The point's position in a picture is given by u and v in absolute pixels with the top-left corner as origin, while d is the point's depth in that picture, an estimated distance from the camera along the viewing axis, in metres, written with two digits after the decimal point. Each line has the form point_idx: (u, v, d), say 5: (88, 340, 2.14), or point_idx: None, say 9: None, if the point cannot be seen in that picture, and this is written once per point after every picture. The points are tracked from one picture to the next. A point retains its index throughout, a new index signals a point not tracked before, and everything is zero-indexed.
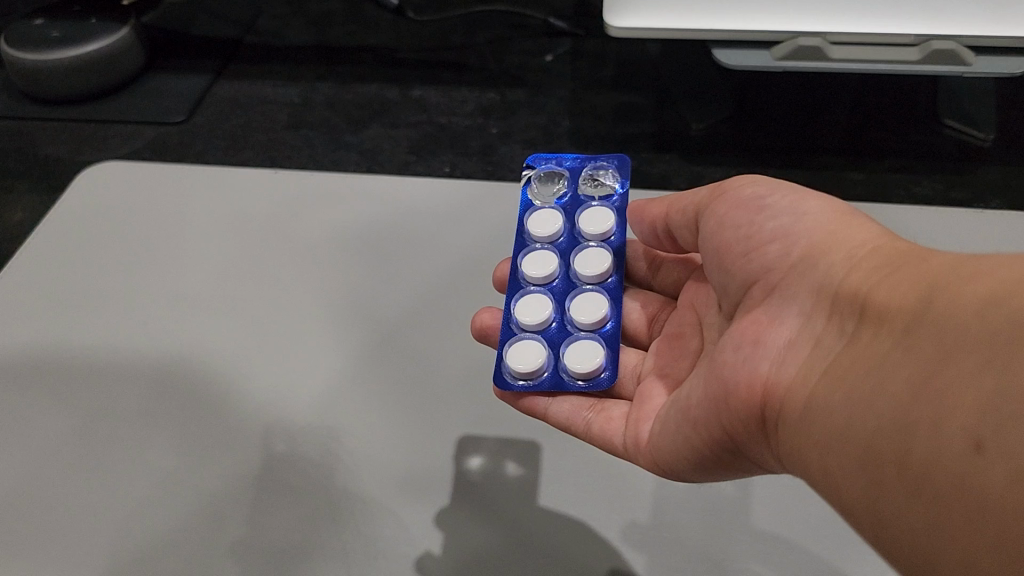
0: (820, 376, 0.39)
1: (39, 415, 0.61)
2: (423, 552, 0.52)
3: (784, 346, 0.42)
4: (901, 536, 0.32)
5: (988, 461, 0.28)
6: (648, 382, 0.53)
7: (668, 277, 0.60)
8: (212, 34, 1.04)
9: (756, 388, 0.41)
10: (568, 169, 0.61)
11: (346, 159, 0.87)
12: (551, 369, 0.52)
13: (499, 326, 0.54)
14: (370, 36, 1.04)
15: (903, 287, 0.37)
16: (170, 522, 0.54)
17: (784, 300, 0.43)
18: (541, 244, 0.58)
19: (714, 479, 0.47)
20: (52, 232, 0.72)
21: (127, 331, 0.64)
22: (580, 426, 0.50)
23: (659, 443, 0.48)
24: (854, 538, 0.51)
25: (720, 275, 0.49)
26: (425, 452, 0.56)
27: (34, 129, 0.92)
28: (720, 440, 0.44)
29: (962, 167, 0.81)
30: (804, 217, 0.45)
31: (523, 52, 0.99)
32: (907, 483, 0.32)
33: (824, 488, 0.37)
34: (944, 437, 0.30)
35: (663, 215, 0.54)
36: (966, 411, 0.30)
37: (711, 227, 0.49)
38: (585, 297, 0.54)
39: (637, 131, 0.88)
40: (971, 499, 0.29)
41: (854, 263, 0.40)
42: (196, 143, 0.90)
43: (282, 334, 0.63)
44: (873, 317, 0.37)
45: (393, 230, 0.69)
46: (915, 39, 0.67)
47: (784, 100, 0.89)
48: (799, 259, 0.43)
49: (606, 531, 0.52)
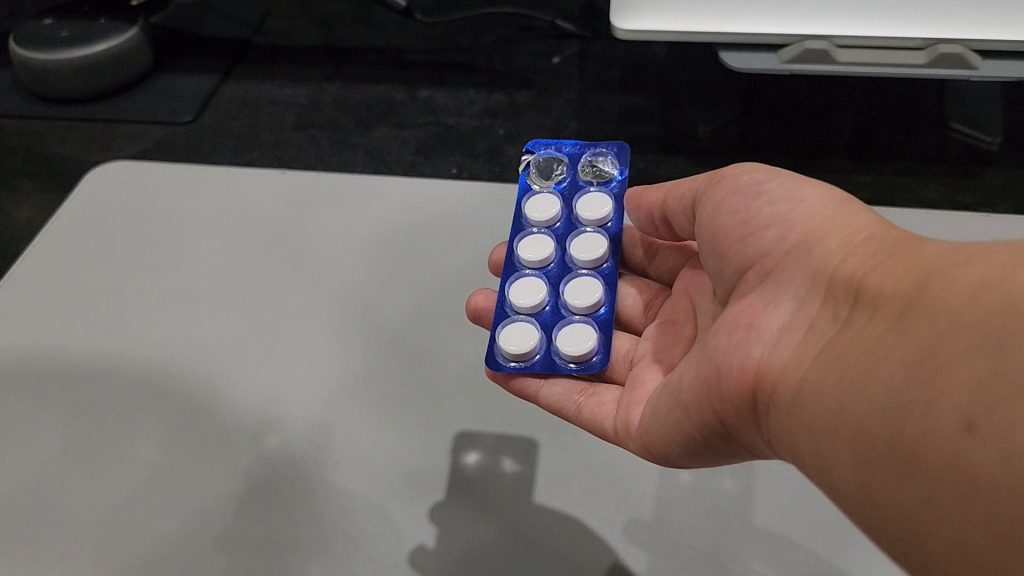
0: (812, 360, 0.38)
1: (46, 412, 0.61)
2: (418, 548, 0.52)
3: (778, 331, 0.41)
4: (896, 521, 0.31)
5: (983, 440, 0.28)
6: (641, 366, 0.53)
7: (663, 266, 0.60)
8: (220, 33, 1.04)
9: (748, 371, 0.41)
10: (568, 155, 0.61)
11: (354, 160, 0.88)
12: (543, 351, 0.53)
13: (493, 307, 0.55)
14: (378, 37, 1.04)
15: (899, 272, 0.36)
16: (175, 520, 0.55)
17: (778, 283, 0.42)
18: (539, 228, 0.58)
19: (703, 464, 0.47)
20: (60, 229, 0.73)
21: (134, 327, 0.65)
22: (571, 410, 0.51)
23: (649, 427, 0.48)
24: (856, 539, 0.51)
25: (715, 260, 0.48)
26: (423, 448, 0.56)
27: (42, 128, 0.93)
28: (710, 425, 0.43)
29: (968, 170, 0.81)
30: (802, 203, 0.45)
31: (530, 55, 1.00)
32: (900, 467, 0.31)
33: (816, 474, 0.36)
34: (937, 417, 0.30)
35: (661, 201, 0.54)
36: (961, 390, 0.29)
37: (708, 213, 0.49)
38: (579, 282, 0.54)
39: (643, 132, 0.88)
40: (965, 481, 0.28)
41: (850, 249, 0.40)
42: (203, 143, 0.90)
43: (289, 332, 0.63)
44: (867, 302, 0.37)
45: (399, 228, 0.70)
46: (922, 43, 0.67)
47: (790, 103, 0.89)
48: (795, 244, 0.43)
49: (606, 529, 0.52)
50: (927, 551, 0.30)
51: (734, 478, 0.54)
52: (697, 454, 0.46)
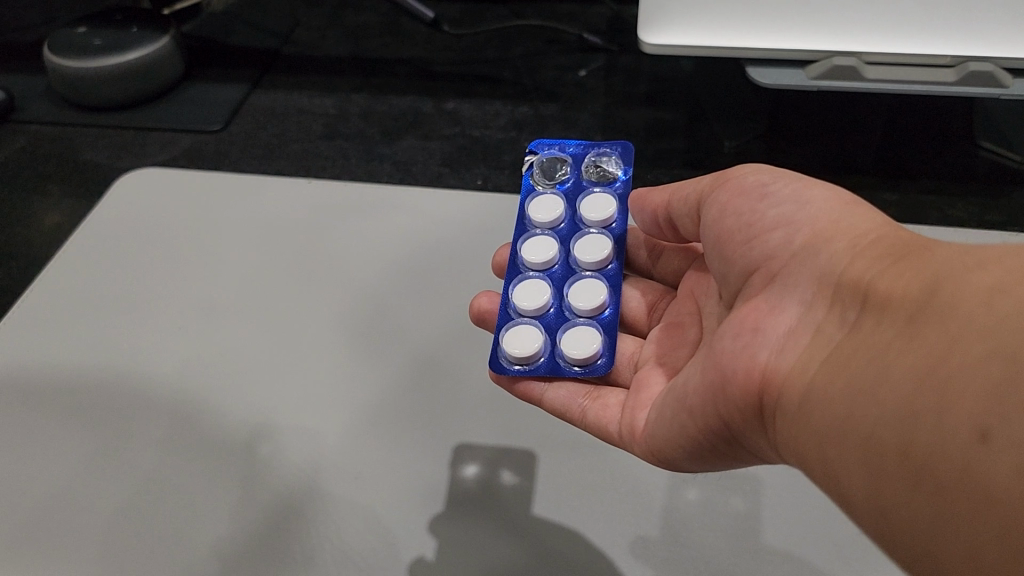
0: (820, 365, 0.37)
1: (73, 418, 0.61)
2: (423, 558, 0.52)
3: (785, 335, 0.40)
4: (903, 529, 0.31)
5: (998, 451, 0.28)
6: (646, 369, 0.52)
7: (668, 266, 0.60)
8: (249, 44, 1.05)
9: (753, 376, 0.40)
10: (571, 155, 0.62)
11: (380, 170, 0.88)
12: (547, 354, 0.53)
13: (496, 310, 0.55)
14: (406, 48, 1.05)
15: (907, 276, 0.36)
16: (199, 530, 0.54)
17: (784, 288, 0.42)
18: (542, 230, 0.58)
19: (708, 468, 0.47)
20: (93, 240, 0.74)
21: (162, 335, 0.66)
22: (576, 413, 0.51)
23: (654, 431, 0.47)
24: (880, 563, 0.50)
25: (720, 263, 0.48)
26: (429, 459, 0.57)
27: (74, 135, 0.94)
28: (715, 429, 0.43)
29: (998, 189, 0.80)
30: (807, 205, 0.44)
31: (557, 67, 1.00)
32: (909, 475, 0.31)
33: (821, 479, 0.36)
34: (950, 425, 0.30)
35: (665, 203, 0.53)
36: (974, 397, 0.29)
37: (713, 215, 0.48)
38: (584, 284, 0.54)
39: (668, 147, 0.88)
40: (978, 492, 0.28)
41: (857, 252, 0.39)
42: (231, 152, 0.91)
43: (313, 341, 0.64)
44: (875, 307, 0.36)
45: (424, 243, 0.70)
46: (951, 60, 0.67)
47: (819, 121, 0.88)
48: (801, 247, 0.42)
49: (627, 548, 0.51)
50: (937, 561, 0.30)
51: (756, 499, 0.53)
52: (701, 458, 0.45)
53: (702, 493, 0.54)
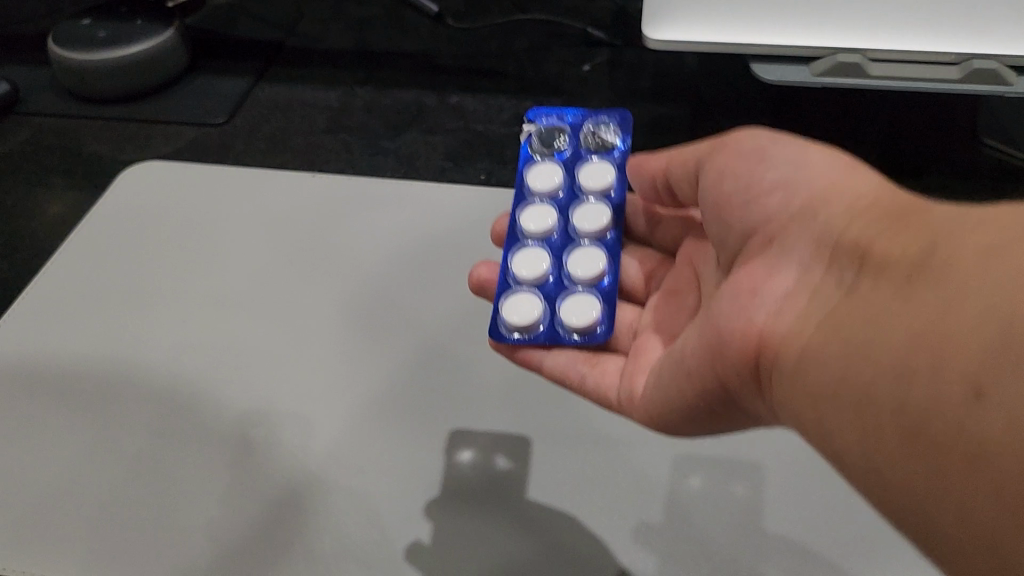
0: (816, 326, 0.38)
1: (77, 409, 0.61)
2: (423, 549, 0.52)
3: (782, 296, 0.41)
4: (898, 487, 0.31)
5: (990, 407, 0.28)
6: (645, 334, 0.53)
7: (667, 234, 0.60)
8: (253, 36, 1.05)
9: (750, 336, 0.40)
10: (569, 125, 0.62)
11: (383, 164, 0.88)
12: (546, 323, 0.53)
13: (495, 277, 0.56)
14: (409, 41, 1.05)
15: (904, 239, 0.36)
16: (203, 521, 0.54)
17: (782, 249, 0.42)
18: (540, 200, 0.58)
19: (707, 432, 0.47)
20: (97, 232, 0.74)
21: (165, 327, 0.66)
22: (575, 380, 0.51)
23: (653, 397, 0.47)
24: (883, 559, 0.50)
25: (719, 227, 0.48)
26: (431, 450, 0.57)
27: (79, 127, 0.94)
28: (713, 391, 0.43)
29: (1000, 187, 0.80)
30: (806, 167, 0.43)
31: (561, 62, 1.00)
32: (905, 432, 0.31)
33: (818, 443, 0.36)
34: (943, 383, 0.30)
35: (664, 167, 0.53)
36: (968, 356, 0.30)
37: (711, 179, 0.48)
38: (583, 252, 0.55)
39: (672, 143, 0.88)
40: (971, 448, 0.28)
41: (854, 215, 0.39)
42: (235, 145, 0.91)
43: (317, 332, 0.64)
44: (872, 267, 0.36)
45: (427, 236, 0.70)
46: (956, 57, 0.66)
47: (823, 116, 0.89)
48: (799, 211, 0.42)
49: (633, 541, 0.51)
50: (932, 518, 0.30)
51: (760, 493, 0.53)
52: (700, 422, 0.46)
53: (706, 486, 0.53)
